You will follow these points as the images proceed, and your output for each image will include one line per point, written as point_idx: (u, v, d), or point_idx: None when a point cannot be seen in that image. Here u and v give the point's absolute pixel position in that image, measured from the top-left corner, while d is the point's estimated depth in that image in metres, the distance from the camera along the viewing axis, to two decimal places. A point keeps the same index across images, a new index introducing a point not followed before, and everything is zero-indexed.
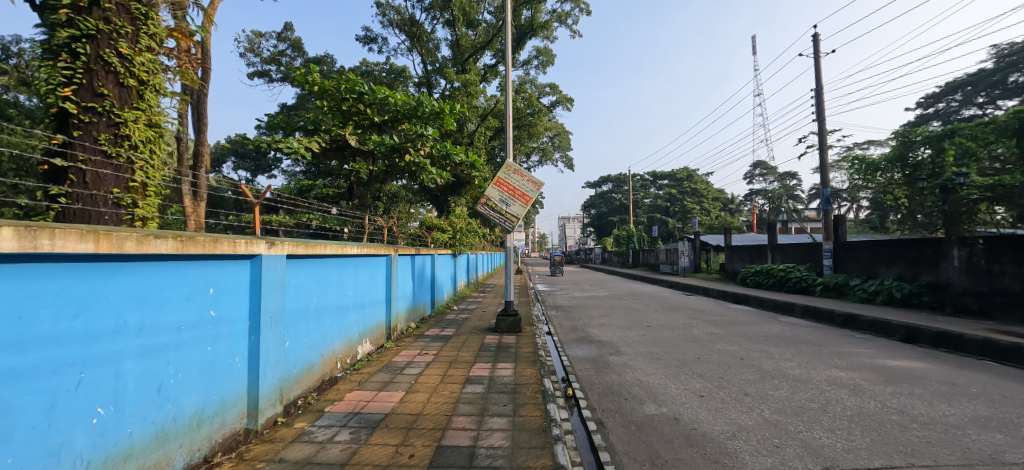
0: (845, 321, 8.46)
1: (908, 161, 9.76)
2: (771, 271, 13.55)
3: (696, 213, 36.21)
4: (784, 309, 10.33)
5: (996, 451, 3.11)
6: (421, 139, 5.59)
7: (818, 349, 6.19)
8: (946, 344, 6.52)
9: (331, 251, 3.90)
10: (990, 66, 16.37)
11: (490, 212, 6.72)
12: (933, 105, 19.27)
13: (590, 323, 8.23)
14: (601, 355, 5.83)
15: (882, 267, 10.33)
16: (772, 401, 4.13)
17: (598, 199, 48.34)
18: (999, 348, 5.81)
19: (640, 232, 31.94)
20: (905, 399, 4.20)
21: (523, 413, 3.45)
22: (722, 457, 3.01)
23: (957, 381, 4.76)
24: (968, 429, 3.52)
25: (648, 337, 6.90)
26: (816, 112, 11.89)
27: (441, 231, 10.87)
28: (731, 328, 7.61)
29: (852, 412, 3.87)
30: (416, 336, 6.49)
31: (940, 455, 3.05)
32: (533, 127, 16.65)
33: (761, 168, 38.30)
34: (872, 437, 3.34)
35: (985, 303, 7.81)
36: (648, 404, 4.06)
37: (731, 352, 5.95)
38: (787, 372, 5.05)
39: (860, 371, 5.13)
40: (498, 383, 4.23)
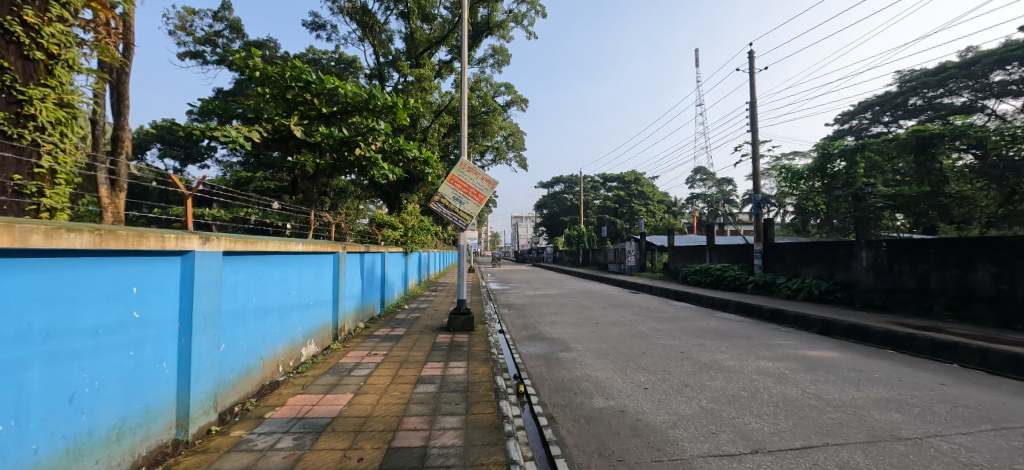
0: (772, 316, 9.23)
1: (827, 172, 10.66)
2: (708, 270, 14.51)
3: (642, 215, 37.86)
4: (719, 305, 11.11)
5: (894, 429, 3.56)
6: (372, 132, 5.33)
7: (749, 341, 6.72)
8: (855, 335, 7.33)
9: (275, 248, 3.69)
10: (895, 89, 18.71)
11: (443, 210, 6.66)
12: (848, 122, 21.57)
13: (542, 321, 8.36)
14: (552, 352, 5.94)
15: (803, 266, 11.38)
16: (709, 391, 4.44)
17: (550, 200, 49.08)
18: (898, 337, 6.67)
19: (590, 232, 32.84)
20: (821, 385, 4.68)
21: (475, 411, 3.45)
22: (664, 445, 3.20)
23: (864, 368, 5.37)
24: (872, 410, 3.98)
25: (597, 333, 7.13)
26: (750, 123, 12.82)
27: (392, 228, 10.55)
28: (673, 324, 8.04)
29: (777, 399, 4.24)
30: (365, 336, 6.28)
31: (849, 434, 3.44)
32: (488, 126, 16.71)
33: (700, 173, 40.82)
34: (794, 420, 3.70)
35: (886, 298, 8.91)
36: (596, 398, 4.21)
37: (672, 346, 6.30)
38: (722, 363, 5.44)
39: (784, 361, 5.62)
40: (450, 383, 4.19)
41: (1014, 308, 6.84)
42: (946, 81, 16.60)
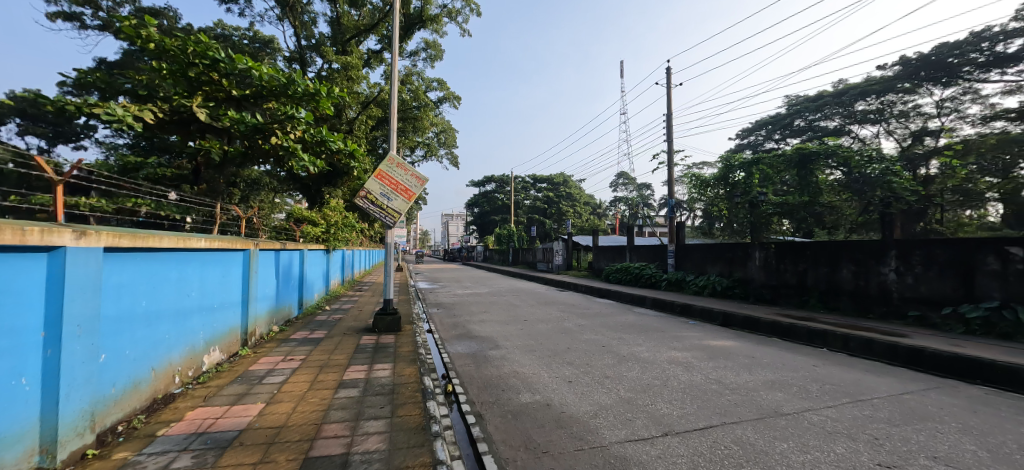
0: (682, 310, 10.15)
1: (729, 181, 11.50)
2: (628, 269, 15.57)
3: (569, 216, 39.40)
4: (637, 301, 11.95)
5: (778, 406, 4.12)
6: (291, 120, 4.88)
7: (662, 334, 7.32)
8: (748, 326, 8.32)
9: (171, 244, 3.28)
10: (784, 111, 21.51)
11: (369, 206, 6.37)
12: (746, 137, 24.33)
13: (471, 319, 8.37)
14: (480, 350, 5.98)
15: (707, 265, 12.66)
16: (626, 381, 4.77)
17: (480, 198, 49.17)
18: (782, 326, 7.71)
19: (520, 231, 33.44)
20: (721, 371, 5.25)
21: (401, 413, 3.36)
22: (586, 434, 3.38)
23: (755, 354, 6.13)
24: (761, 391, 4.57)
25: (525, 330, 7.31)
26: (667, 133, 13.93)
27: (311, 224, 9.88)
28: (596, 320, 8.51)
29: (684, 385, 4.68)
30: (280, 341, 5.82)
31: (742, 413, 3.92)
32: (419, 121, 16.28)
33: (622, 178, 43.54)
34: (698, 404, 4.12)
35: (774, 293, 10.25)
36: (523, 393, 4.32)
37: (595, 340, 6.67)
38: (638, 355, 5.87)
39: (691, 350, 6.22)
40: (374, 385, 4.04)
41: (869, 300, 8.25)
42: (823, 107, 19.41)
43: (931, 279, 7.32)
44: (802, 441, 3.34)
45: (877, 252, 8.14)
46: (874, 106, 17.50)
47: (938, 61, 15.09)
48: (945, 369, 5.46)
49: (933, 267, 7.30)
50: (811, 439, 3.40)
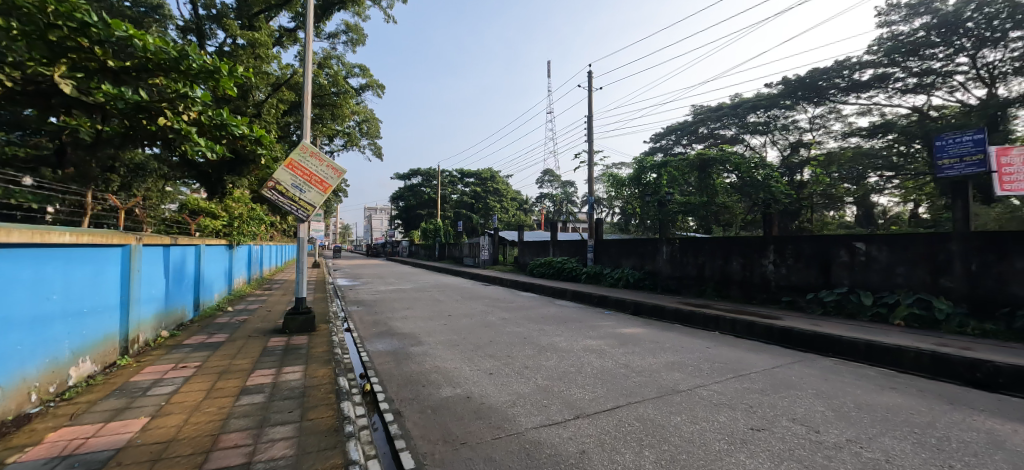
0: (598, 301, 10.84)
1: (641, 181, 12.52)
2: (551, 263, 16.25)
3: (496, 211, 39.78)
4: (558, 294, 12.51)
5: (675, 384, 4.63)
6: (185, 100, 4.25)
7: (580, 324, 7.77)
8: (655, 314, 9.15)
9: (24, 239, 2.82)
10: (690, 119, 23.75)
11: (278, 198, 5.90)
12: (658, 141, 26.47)
13: (393, 316, 8.17)
14: (401, 347, 5.87)
15: (622, 259, 13.63)
16: (544, 370, 5.02)
17: (406, 191, 47.68)
18: (682, 314, 8.59)
19: (446, 226, 33.05)
20: (629, 356, 5.73)
21: (312, 416, 3.22)
22: (504, 423, 3.51)
23: (659, 339, 6.76)
24: (662, 371, 5.08)
25: (449, 326, 7.31)
26: (588, 135, 14.71)
27: (211, 217, 9.05)
28: (519, 313, 8.77)
29: (596, 371, 5.04)
30: (171, 347, 5.20)
31: (644, 392, 4.34)
32: (339, 109, 15.37)
33: (548, 175, 45.01)
34: (607, 387, 4.47)
35: (678, 283, 11.33)
36: (443, 387, 4.35)
37: (517, 333, 6.89)
38: (557, 345, 6.19)
39: (604, 339, 6.69)
40: (282, 389, 3.80)
41: (753, 288, 9.49)
42: (722, 117, 21.87)
43: (800, 269, 8.63)
44: (692, 414, 3.80)
45: (760, 246, 9.37)
46: (763, 118, 20.25)
47: (811, 83, 17.44)
48: (806, 345, 6.50)
49: (801, 259, 8.62)
50: (699, 411, 3.88)
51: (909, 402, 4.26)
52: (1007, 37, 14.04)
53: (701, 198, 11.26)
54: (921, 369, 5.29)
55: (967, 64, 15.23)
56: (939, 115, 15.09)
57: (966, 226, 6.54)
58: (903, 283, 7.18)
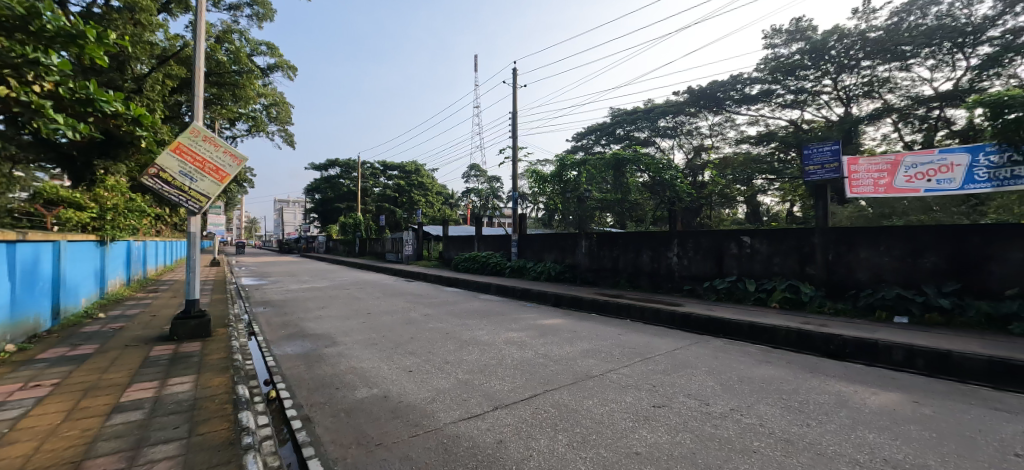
0: (521, 294, 11.14)
1: (562, 178, 12.72)
2: (476, 258, 16.34)
3: (421, 205, 38.80)
4: (482, 288, 12.61)
5: (588, 370, 4.94)
6: (36, 68, 3.28)
7: (503, 317, 7.93)
8: (574, 305, 9.64)
9: None
10: (608, 121, 25.20)
11: (162, 187, 5.18)
12: (579, 141, 27.72)
13: (305, 317, 7.64)
14: (314, 349, 5.53)
15: (544, 253, 14.12)
16: (465, 364, 5.06)
17: (322, 183, 44.57)
18: (598, 304, 9.17)
19: (367, 220, 31.55)
20: (548, 346, 5.98)
21: (203, 430, 2.92)
22: (422, 420, 3.49)
23: (575, 329, 7.15)
24: (577, 358, 5.39)
25: (368, 324, 7.03)
26: (512, 131, 14.94)
27: (76, 208, 7.76)
28: (441, 309, 8.69)
29: (517, 362, 5.20)
30: (17, 364, 4.35)
31: (560, 379, 4.58)
32: (241, 90, 13.83)
33: (474, 170, 44.96)
34: (526, 377, 4.64)
35: (595, 275, 12.05)
36: (359, 388, 4.19)
37: (439, 328, 6.85)
38: (478, 338, 6.26)
39: (526, 330, 6.91)
40: (167, 404, 3.38)
41: (659, 278, 10.40)
42: (636, 121, 23.47)
43: (698, 261, 9.64)
44: (603, 397, 4.09)
45: (666, 240, 10.29)
46: (671, 123, 22.15)
47: (710, 94, 19.50)
48: (702, 328, 7.30)
49: (699, 251, 9.62)
50: (609, 393, 4.19)
51: (779, 373, 5.00)
52: (858, 65, 16.90)
53: (617, 196, 12.05)
54: (789, 345, 6.22)
55: (830, 86, 18.03)
56: (809, 127, 17.73)
57: (824, 223, 7.79)
58: (778, 271, 8.36)
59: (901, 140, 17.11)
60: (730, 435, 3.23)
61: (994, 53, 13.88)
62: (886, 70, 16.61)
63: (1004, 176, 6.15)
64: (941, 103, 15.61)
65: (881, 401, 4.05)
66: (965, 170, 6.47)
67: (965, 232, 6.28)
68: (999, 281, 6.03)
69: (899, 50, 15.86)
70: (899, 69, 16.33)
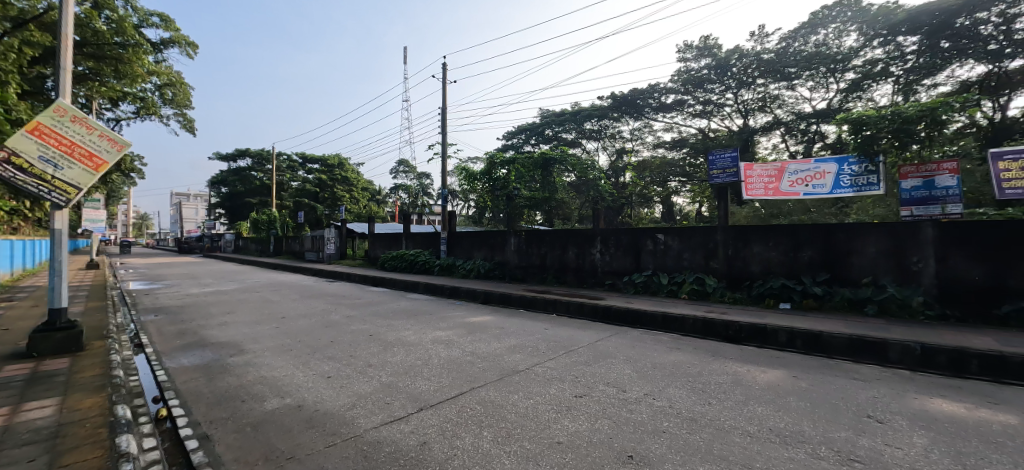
0: (451, 292, 11.04)
1: (492, 176, 12.68)
2: (404, 256, 15.89)
3: (345, 201, 36.66)
4: (411, 287, 12.30)
5: (515, 365, 5.05)
6: None
7: (431, 316, 7.80)
8: (503, 301, 9.77)
9: None
10: (537, 121, 25.85)
11: (14, 176, 4.28)
12: (509, 139, 28.10)
13: (207, 323, 6.89)
14: (216, 359, 5.00)
15: (474, 251, 14.14)
16: (389, 366, 4.90)
17: (230, 175, 40.35)
18: (525, 300, 9.40)
19: (284, 216, 29.16)
20: (476, 344, 6.00)
21: (67, 461, 2.51)
22: (340, 428, 3.32)
23: (503, 325, 7.25)
24: (504, 355, 5.48)
25: (283, 329, 6.53)
26: (442, 127, 14.73)
27: None
28: (365, 310, 8.32)
29: (443, 361, 5.15)
30: None
31: (487, 376, 4.64)
32: (126, 67, 11.81)
33: (403, 166, 43.58)
34: (453, 375, 4.62)
35: (524, 272, 12.35)
36: (268, 399, 3.87)
37: (362, 330, 6.55)
38: (404, 339, 6.10)
39: (454, 329, 6.87)
40: (19, 434, 2.86)
41: (584, 274, 10.93)
42: (563, 123, 24.33)
43: (619, 257, 10.27)
44: (527, 391, 4.21)
45: (590, 237, 10.83)
46: (597, 126, 23.30)
47: (631, 100, 20.82)
48: (622, 320, 7.79)
49: (619, 248, 10.26)
50: (533, 387, 4.32)
51: (685, 358, 5.51)
52: (755, 83, 19.07)
53: (546, 195, 12.39)
54: (695, 331, 6.88)
55: (732, 100, 20.13)
56: (714, 136, 19.66)
57: (725, 222, 8.71)
58: (687, 265, 9.19)
59: (787, 150, 19.64)
60: (642, 418, 3.49)
61: (857, 80, 16.46)
62: (776, 88, 18.95)
63: (862, 182, 7.37)
64: (817, 120, 18.13)
65: (765, 378, 4.63)
66: (833, 177, 7.64)
67: (833, 229, 7.40)
68: (857, 270, 7.19)
69: (787, 71, 18.19)
70: (786, 88, 18.72)
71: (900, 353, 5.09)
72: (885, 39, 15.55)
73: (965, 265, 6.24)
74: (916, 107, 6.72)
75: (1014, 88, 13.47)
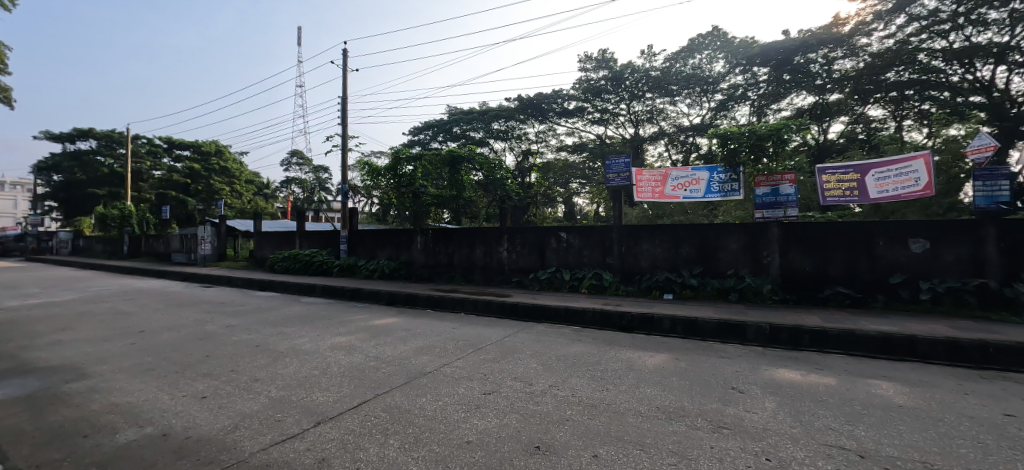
0: (352, 294, 10.35)
1: (397, 172, 12.12)
2: (297, 256, 14.51)
3: (225, 195, 32.11)
4: (306, 290, 11.26)
5: (423, 367, 4.92)
6: None
7: (329, 321, 7.23)
8: (410, 302, 9.46)
9: None
10: (445, 118, 25.46)
11: None
12: (416, 135, 27.25)
13: (29, 344, 5.50)
14: (42, 388, 4.01)
15: (378, 250, 13.46)
16: (280, 379, 4.42)
17: (63, 159, 32.76)
18: (434, 299, 9.21)
19: (143, 211, 24.57)
20: (380, 348, 5.71)
21: None
22: (220, 455, 2.90)
23: (410, 327, 7.02)
24: (412, 357, 5.30)
25: (140, 345, 5.49)
26: (341, 118, 13.71)
27: None
28: (250, 318, 7.39)
29: (344, 368, 4.81)
30: None
31: (393, 380, 4.45)
32: None
33: (297, 157, 39.71)
34: (354, 383, 4.34)
35: (431, 271, 12.17)
36: (121, 431, 3.22)
37: (247, 341, 5.82)
38: (298, 348, 5.55)
39: (355, 333, 6.46)
40: None
41: (491, 272, 11.10)
42: (472, 122, 24.31)
43: (525, 254, 10.62)
44: (435, 392, 4.13)
45: (497, 235, 11.01)
46: (504, 127, 23.76)
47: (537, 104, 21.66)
48: (529, 315, 8.06)
49: (525, 246, 10.61)
50: (442, 388, 4.26)
51: (586, 349, 5.90)
52: (644, 96, 21.16)
53: (453, 193, 12.15)
54: (595, 323, 7.41)
55: (626, 110, 22.03)
56: (611, 142, 21.36)
57: (619, 221, 9.52)
58: (586, 261, 9.85)
59: (670, 159, 22.13)
60: (548, 409, 3.66)
61: (724, 100, 19.20)
62: (662, 103, 21.26)
63: (727, 188, 8.62)
64: (694, 133, 20.91)
65: (653, 362, 5.16)
66: (705, 183, 8.83)
67: (706, 229, 8.54)
68: (723, 264, 8.40)
69: (670, 88, 20.52)
70: (669, 103, 21.09)
71: (754, 332, 6.07)
72: (744, 68, 18.40)
73: (800, 258, 7.72)
74: (766, 128, 8.05)
75: (832, 117, 16.91)
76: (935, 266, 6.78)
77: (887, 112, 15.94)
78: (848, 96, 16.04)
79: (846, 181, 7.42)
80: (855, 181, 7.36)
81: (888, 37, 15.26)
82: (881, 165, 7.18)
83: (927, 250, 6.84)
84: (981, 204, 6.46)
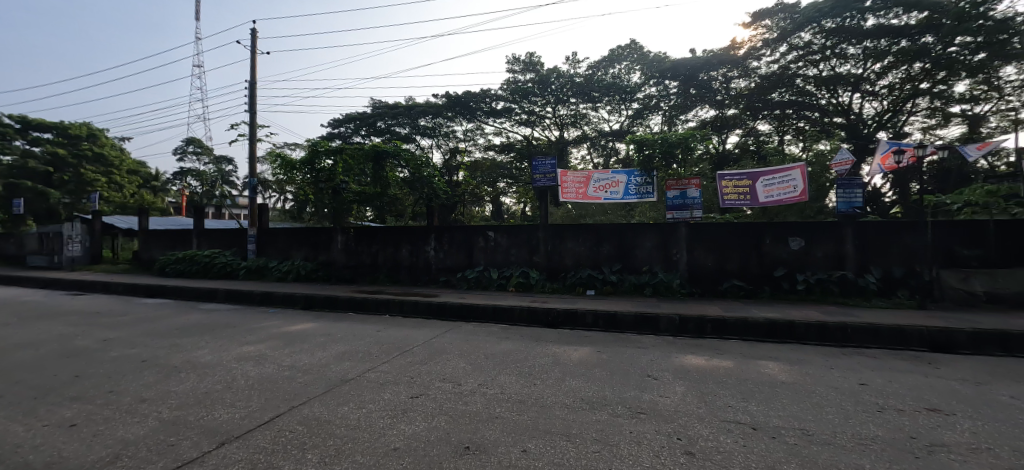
0: (261, 298, 9.43)
1: (314, 167, 11.24)
2: (194, 258, 12.85)
3: (101, 186, 26.68)
4: (205, 295, 10.02)
5: (345, 374, 4.64)
6: None
7: (234, 330, 6.51)
8: (329, 305, 8.87)
9: None
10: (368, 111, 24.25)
11: None
12: (335, 128, 25.58)
13: None
14: None
15: (293, 250, 12.45)
16: (174, 398, 3.89)
17: None
18: (357, 302, 8.74)
19: None
20: (296, 356, 5.27)
21: None
22: None
23: (330, 332, 6.58)
24: (332, 364, 4.98)
25: None
26: (249, 104, 12.42)
27: None
28: (134, 329, 6.39)
29: (253, 381, 4.37)
30: None
31: (311, 391, 4.14)
32: None
33: (194, 145, 35.16)
34: (265, 397, 3.96)
35: (353, 272, 11.60)
36: None
37: (130, 356, 5.02)
38: (196, 361, 4.92)
39: (266, 341, 5.89)
40: None
41: (418, 271, 10.83)
42: (398, 116, 23.42)
43: (452, 253, 10.51)
44: (359, 400, 3.92)
45: (424, 234, 10.75)
46: (431, 124, 23.29)
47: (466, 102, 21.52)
48: (458, 315, 7.98)
49: (453, 245, 10.50)
50: (366, 394, 4.06)
51: (514, 346, 6.00)
52: (569, 101, 22.02)
53: (378, 190, 11.60)
54: (523, 320, 7.56)
55: (552, 113, 22.74)
56: (537, 143, 21.95)
57: (546, 221, 9.81)
58: (514, 260, 10.01)
59: (592, 161, 23.23)
60: (477, 408, 3.66)
61: (640, 109, 20.69)
62: (584, 108, 22.29)
63: (643, 190, 9.28)
64: (613, 139, 22.29)
65: (578, 355, 5.41)
66: (624, 185, 9.42)
67: (624, 229, 9.14)
68: (639, 261, 9.04)
69: (592, 95, 21.62)
70: (591, 108, 22.18)
71: (666, 323, 6.63)
72: (657, 81, 20.00)
73: (703, 255, 8.59)
74: (675, 136, 8.89)
75: (729, 129, 19.02)
76: (807, 260, 7.97)
77: (772, 127, 18.34)
78: (741, 112, 18.18)
79: (741, 187, 8.39)
80: (747, 187, 8.37)
81: (773, 63, 17.52)
82: (767, 173, 8.27)
83: (802, 247, 8.01)
84: (842, 208, 7.72)
